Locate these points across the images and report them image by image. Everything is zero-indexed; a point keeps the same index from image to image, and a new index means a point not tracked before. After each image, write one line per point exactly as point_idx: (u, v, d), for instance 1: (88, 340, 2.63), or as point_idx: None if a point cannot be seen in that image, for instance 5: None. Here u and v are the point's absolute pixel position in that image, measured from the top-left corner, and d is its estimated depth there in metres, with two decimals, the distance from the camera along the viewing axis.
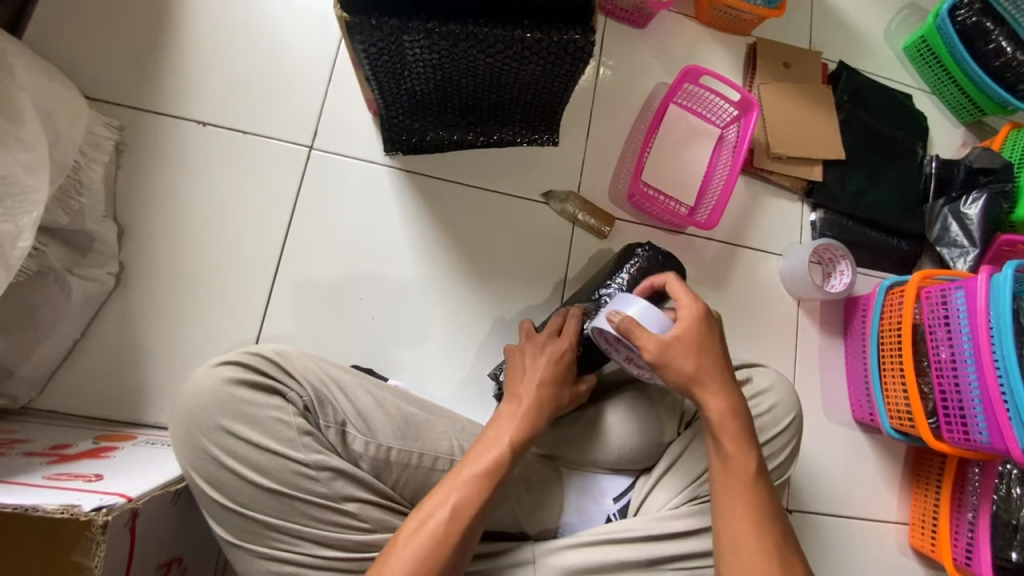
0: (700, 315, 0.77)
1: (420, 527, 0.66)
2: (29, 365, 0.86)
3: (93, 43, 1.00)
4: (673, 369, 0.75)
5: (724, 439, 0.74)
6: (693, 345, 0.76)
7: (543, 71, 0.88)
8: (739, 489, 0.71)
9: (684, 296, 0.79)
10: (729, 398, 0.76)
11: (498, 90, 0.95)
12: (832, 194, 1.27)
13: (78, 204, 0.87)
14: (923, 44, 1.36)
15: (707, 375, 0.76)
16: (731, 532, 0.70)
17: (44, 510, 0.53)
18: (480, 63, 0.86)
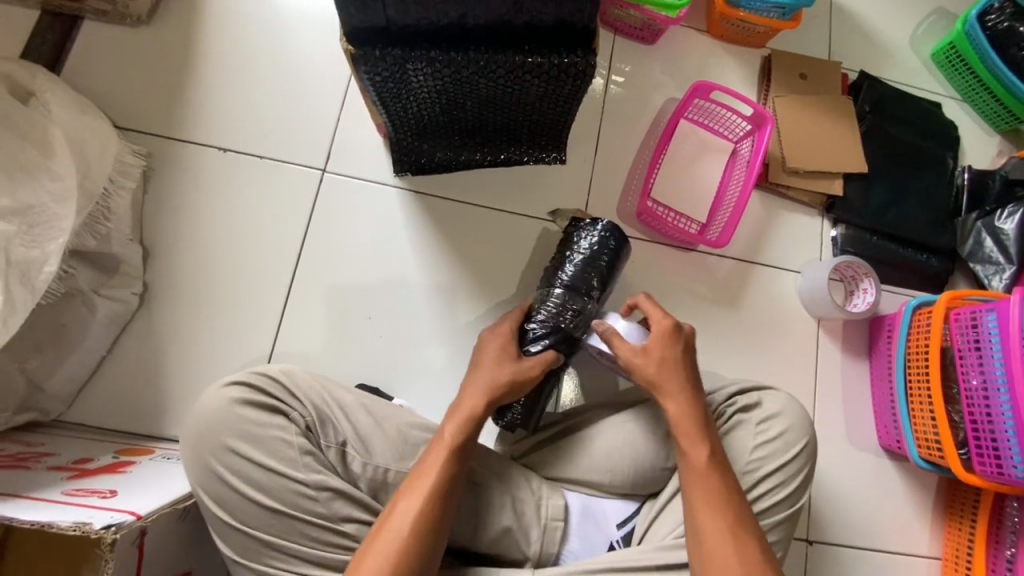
0: (669, 328, 0.85)
1: (380, 536, 0.66)
2: (58, 381, 0.91)
3: (125, 76, 1.07)
4: (639, 373, 0.83)
5: (684, 438, 0.78)
6: (659, 353, 0.83)
7: (546, 93, 0.89)
8: (705, 489, 0.74)
9: (655, 312, 0.87)
10: (687, 399, 0.81)
11: (502, 112, 0.96)
12: (853, 208, 1.22)
13: (105, 228, 0.92)
14: (952, 51, 1.30)
15: (668, 380, 0.82)
16: (700, 533, 0.72)
17: (58, 527, 0.56)
18: (482, 87, 0.87)
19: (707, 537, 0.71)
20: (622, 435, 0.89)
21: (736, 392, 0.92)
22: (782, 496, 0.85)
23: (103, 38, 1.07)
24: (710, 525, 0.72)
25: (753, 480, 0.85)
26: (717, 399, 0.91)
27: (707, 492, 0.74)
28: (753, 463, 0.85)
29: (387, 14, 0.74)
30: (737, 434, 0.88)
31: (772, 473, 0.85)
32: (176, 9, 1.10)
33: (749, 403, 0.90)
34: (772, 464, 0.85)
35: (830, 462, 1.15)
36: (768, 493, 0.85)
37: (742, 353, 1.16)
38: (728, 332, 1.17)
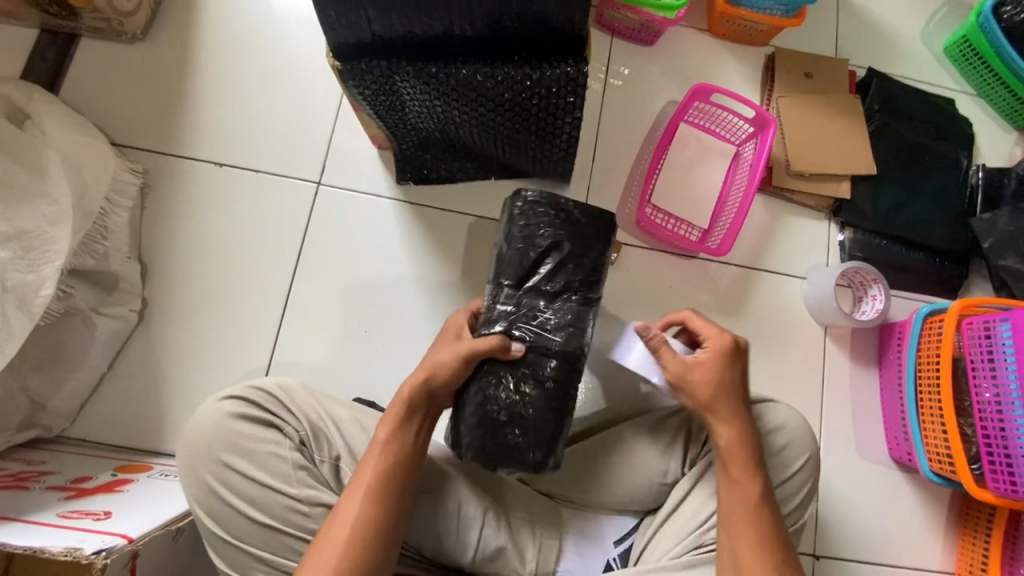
0: (728, 346, 0.80)
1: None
2: (60, 398, 0.93)
3: (123, 93, 1.08)
4: (689, 391, 0.79)
5: (733, 463, 0.75)
6: (715, 374, 0.78)
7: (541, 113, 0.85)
8: (746, 513, 0.72)
9: (711, 329, 0.81)
10: (740, 427, 0.77)
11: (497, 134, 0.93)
12: (861, 212, 1.18)
13: (103, 247, 0.93)
14: (966, 44, 1.25)
15: (720, 403, 0.77)
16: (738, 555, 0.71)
17: (49, 552, 0.58)
18: (473, 104, 0.84)
19: (740, 550, 0.71)
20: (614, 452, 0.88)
21: None
22: (783, 513, 0.83)
23: (100, 55, 1.08)
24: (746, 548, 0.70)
25: None
26: None
27: (746, 514, 0.72)
28: None
29: (372, 28, 0.72)
30: None
31: (772, 490, 0.83)
32: (171, 24, 1.10)
33: (749, 416, 0.87)
34: (773, 481, 0.83)
35: (838, 475, 1.11)
36: None
37: None
38: None
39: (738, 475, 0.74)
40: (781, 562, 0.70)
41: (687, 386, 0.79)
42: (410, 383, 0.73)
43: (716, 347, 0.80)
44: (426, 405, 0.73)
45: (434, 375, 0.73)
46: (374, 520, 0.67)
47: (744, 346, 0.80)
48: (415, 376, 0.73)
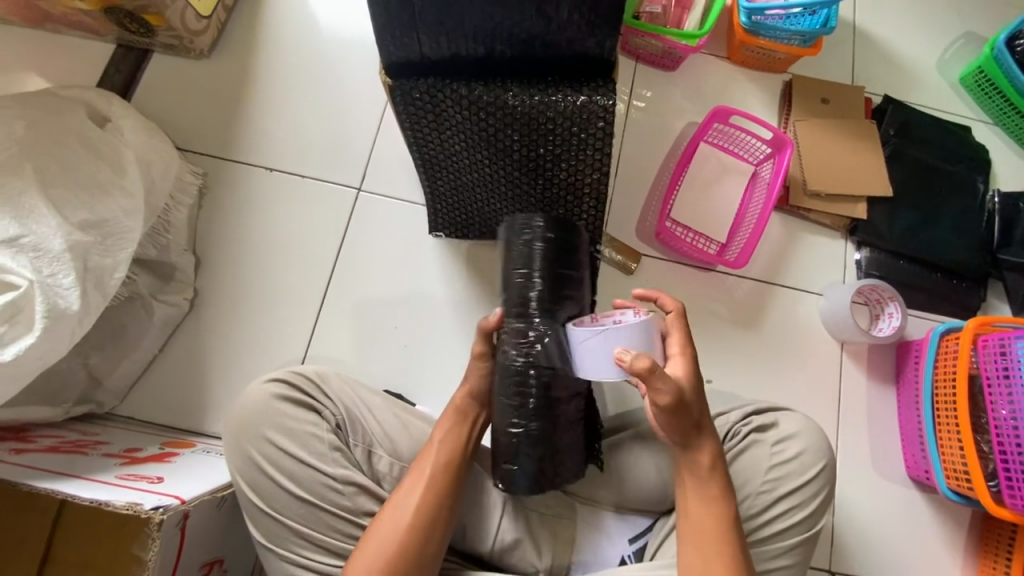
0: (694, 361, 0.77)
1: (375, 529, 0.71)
2: (115, 376, 1.00)
3: (188, 103, 1.18)
4: (682, 416, 0.73)
5: (710, 482, 0.75)
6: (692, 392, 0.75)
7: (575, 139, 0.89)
8: (721, 533, 0.72)
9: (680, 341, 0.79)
10: (713, 451, 0.75)
11: None
12: (877, 231, 1.21)
13: (165, 239, 1.02)
14: (980, 74, 1.29)
15: (703, 428, 0.76)
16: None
17: (113, 505, 0.63)
18: (511, 137, 0.87)
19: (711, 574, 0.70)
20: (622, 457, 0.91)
21: (753, 411, 0.92)
22: (797, 518, 0.84)
23: (170, 69, 1.20)
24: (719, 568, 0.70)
25: (767, 500, 0.84)
26: (731, 417, 0.91)
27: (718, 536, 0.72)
28: (767, 484, 0.85)
29: (422, 48, 0.79)
30: (750, 454, 0.88)
31: (787, 495, 0.85)
32: (234, 43, 1.22)
33: (764, 422, 0.90)
34: (788, 485, 0.85)
35: (855, 491, 1.11)
36: (784, 514, 0.84)
37: (763, 373, 1.16)
38: (747, 353, 1.17)
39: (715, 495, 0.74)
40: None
41: (682, 411, 0.73)
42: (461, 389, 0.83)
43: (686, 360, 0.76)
44: (475, 414, 0.82)
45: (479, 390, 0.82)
46: (443, 500, 0.73)
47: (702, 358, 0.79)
48: (466, 382, 0.83)
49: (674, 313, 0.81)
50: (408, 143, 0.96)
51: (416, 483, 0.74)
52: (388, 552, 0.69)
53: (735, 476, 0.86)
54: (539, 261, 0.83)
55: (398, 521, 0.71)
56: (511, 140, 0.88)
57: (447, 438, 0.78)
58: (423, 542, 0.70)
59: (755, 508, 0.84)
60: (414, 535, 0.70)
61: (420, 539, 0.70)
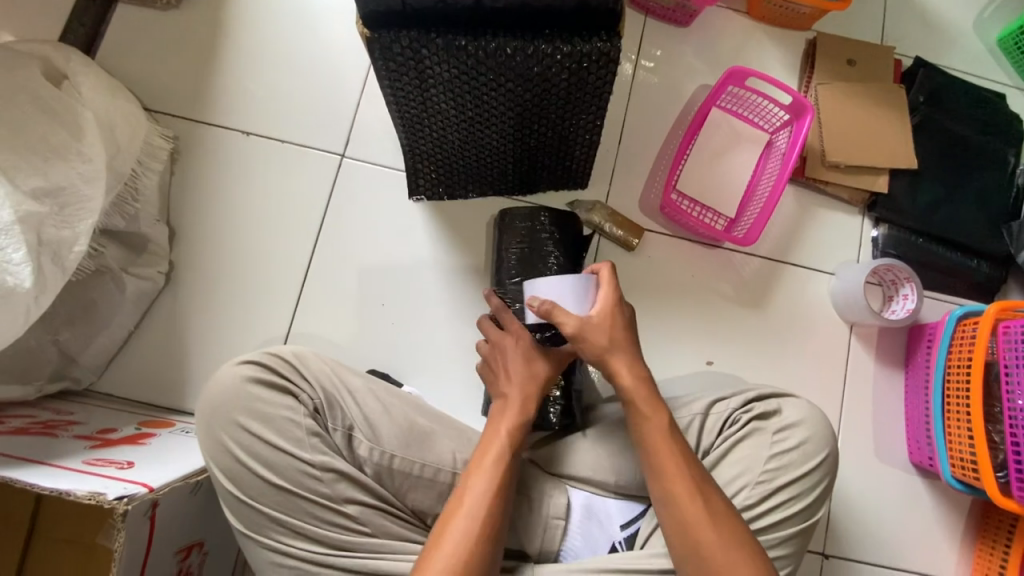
0: (614, 303, 0.78)
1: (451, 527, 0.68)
2: (89, 353, 0.96)
3: (155, 59, 1.09)
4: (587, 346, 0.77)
5: (638, 401, 0.77)
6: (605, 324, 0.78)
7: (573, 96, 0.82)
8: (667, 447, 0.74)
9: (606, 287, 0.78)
10: (637, 368, 0.78)
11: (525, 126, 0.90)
12: (897, 207, 1.13)
13: (134, 209, 0.95)
14: (1022, 35, 1.18)
15: (619, 349, 0.78)
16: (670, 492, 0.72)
17: (74, 495, 0.59)
18: (503, 90, 0.81)
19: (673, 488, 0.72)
20: (610, 446, 0.87)
21: (755, 397, 0.87)
22: (797, 509, 0.81)
23: (134, 21, 1.10)
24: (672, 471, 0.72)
25: (766, 490, 0.80)
26: (732, 404, 0.87)
27: (666, 446, 0.74)
28: (766, 474, 0.81)
29: None
30: (751, 442, 0.84)
31: (786, 486, 0.81)
32: None
33: (766, 409, 0.85)
34: (788, 475, 0.81)
35: (855, 477, 1.09)
36: (783, 505, 0.81)
37: (766, 356, 1.11)
38: (751, 335, 1.12)
39: (646, 413, 0.76)
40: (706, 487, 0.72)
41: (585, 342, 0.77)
42: (521, 390, 0.80)
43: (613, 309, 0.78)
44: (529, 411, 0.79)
45: (541, 386, 0.82)
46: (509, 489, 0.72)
47: (629, 306, 0.80)
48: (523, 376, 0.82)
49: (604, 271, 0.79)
50: (386, 101, 0.87)
51: (472, 504, 0.69)
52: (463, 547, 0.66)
53: (734, 464, 0.83)
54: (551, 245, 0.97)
55: (453, 545, 0.66)
56: (503, 94, 0.81)
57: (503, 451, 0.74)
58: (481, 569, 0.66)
59: (753, 498, 0.80)
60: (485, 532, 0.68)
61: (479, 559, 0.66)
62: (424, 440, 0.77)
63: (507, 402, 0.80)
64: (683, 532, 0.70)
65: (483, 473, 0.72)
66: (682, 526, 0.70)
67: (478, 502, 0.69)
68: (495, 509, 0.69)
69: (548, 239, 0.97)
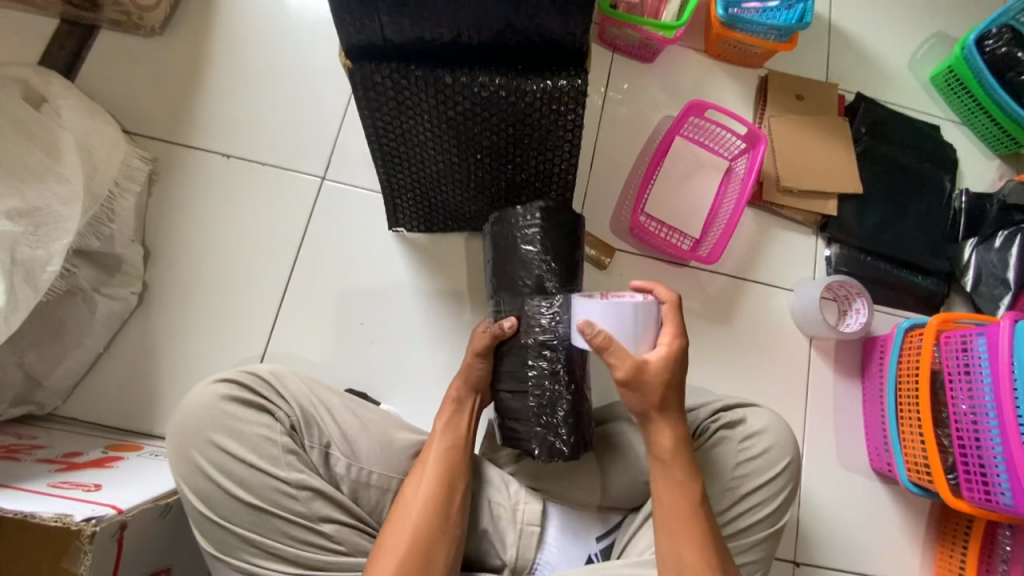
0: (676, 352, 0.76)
1: (396, 527, 0.72)
2: (55, 376, 0.94)
3: (137, 84, 1.11)
4: (639, 395, 0.74)
5: (668, 455, 0.75)
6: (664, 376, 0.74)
7: (543, 128, 0.86)
8: (684, 507, 0.73)
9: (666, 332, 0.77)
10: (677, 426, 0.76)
11: (497, 161, 0.93)
12: (847, 228, 1.22)
13: (109, 229, 0.95)
14: (951, 74, 1.31)
15: (670, 406, 0.75)
16: (678, 554, 0.71)
17: (39, 518, 0.58)
18: (477, 121, 0.85)
19: (680, 549, 0.71)
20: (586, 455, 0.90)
21: (721, 407, 0.92)
22: (765, 513, 0.85)
23: (119, 48, 1.12)
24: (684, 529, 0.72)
25: (734, 497, 0.85)
26: (701, 414, 0.91)
27: (683, 504, 0.73)
28: (734, 481, 0.85)
29: (383, 33, 0.75)
30: (719, 450, 0.87)
31: (752, 491, 0.85)
32: (189, 21, 1.14)
33: (732, 419, 0.89)
34: (753, 481, 0.85)
35: (820, 486, 1.13)
36: (752, 510, 0.85)
37: (734, 369, 1.16)
38: (720, 350, 1.17)
39: (671, 470, 0.75)
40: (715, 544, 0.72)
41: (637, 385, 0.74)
42: (456, 382, 0.85)
43: (668, 348, 0.75)
44: (473, 398, 0.85)
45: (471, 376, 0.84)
46: (449, 489, 0.75)
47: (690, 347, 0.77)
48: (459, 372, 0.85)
49: (669, 303, 0.79)
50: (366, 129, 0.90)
51: (426, 488, 0.74)
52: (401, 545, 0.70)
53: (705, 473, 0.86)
54: (548, 245, 0.83)
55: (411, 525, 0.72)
56: (478, 125, 0.86)
57: (443, 449, 0.78)
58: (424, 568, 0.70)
59: (723, 504, 0.84)
60: (424, 532, 0.71)
61: (422, 558, 0.70)
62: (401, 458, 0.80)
63: (446, 401, 0.84)
64: None
65: (424, 472, 0.76)
66: None
67: (421, 501, 0.74)
68: (437, 504, 0.74)
69: (546, 234, 0.83)
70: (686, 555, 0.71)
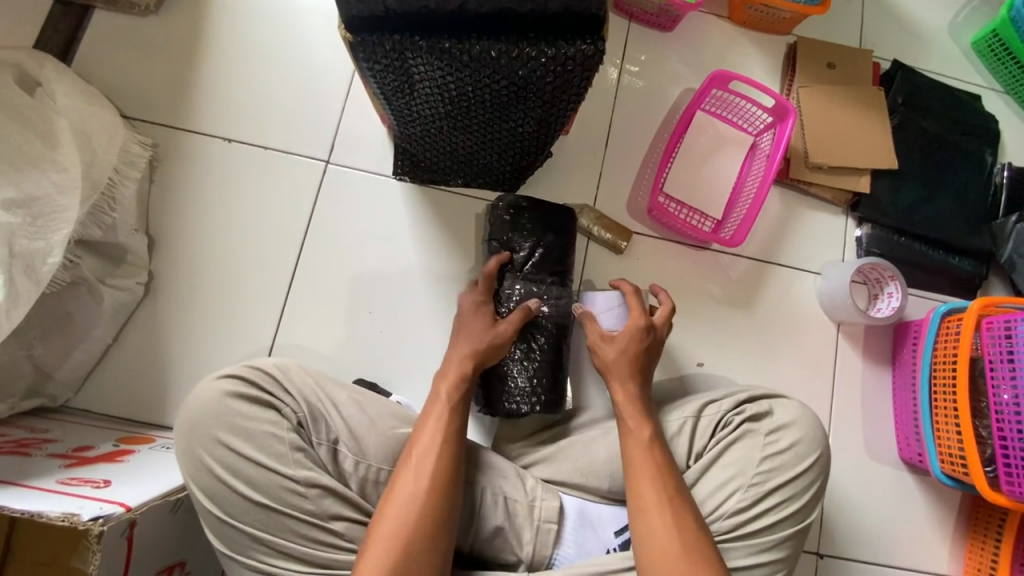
0: (640, 327, 0.87)
1: (399, 486, 0.71)
2: (65, 368, 0.93)
3: (132, 66, 1.07)
4: (600, 355, 0.87)
5: (626, 414, 0.81)
6: (626, 349, 0.86)
7: (556, 97, 0.82)
8: (646, 460, 0.77)
9: (635, 309, 0.89)
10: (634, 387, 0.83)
11: (506, 128, 0.89)
12: (880, 206, 1.15)
13: (111, 219, 0.92)
14: (994, 38, 1.21)
15: (622, 369, 0.85)
16: (642, 508, 0.73)
17: (47, 517, 0.57)
18: (486, 93, 0.80)
19: (641, 499, 0.74)
20: (601, 449, 0.87)
21: (746, 399, 0.89)
22: (788, 512, 0.82)
23: (111, 27, 1.07)
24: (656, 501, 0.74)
25: (758, 493, 0.81)
26: (724, 406, 0.88)
27: (647, 457, 0.77)
28: (759, 476, 0.82)
29: (386, 1, 0.70)
30: (745, 443, 0.85)
31: (779, 487, 0.82)
32: None
33: (759, 411, 0.87)
34: (780, 477, 0.82)
35: (845, 476, 1.09)
36: (773, 509, 0.82)
37: (756, 355, 1.12)
38: (742, 336, 1.12)
39: (628, 425, 0.80)
40: (677, 498, 0.74)
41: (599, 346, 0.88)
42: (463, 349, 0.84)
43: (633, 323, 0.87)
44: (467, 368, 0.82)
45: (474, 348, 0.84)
46: (455, 451, 0.74)
47: (657, 329, 0.88)
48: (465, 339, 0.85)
49: (632, 291, 0.91)
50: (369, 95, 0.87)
51: (427, 452, 0.73)
52: (404, 501, 0.70)
53: (727, 467, 0.84)
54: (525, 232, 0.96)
55: (399, 505, 0.69)
56: (487, 96, 0.81)
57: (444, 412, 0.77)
58: (432, 528, 0.69)
59: (749, 500, 0.81)
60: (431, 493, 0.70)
61: (427, 516, 0.69)
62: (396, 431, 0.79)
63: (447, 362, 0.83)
64: (653, 549, 0.71)
65: (429, 432, 0.75)
66: (648, 535, 0.72)
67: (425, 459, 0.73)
68: (443, 464, 0.73)
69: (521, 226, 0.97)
70: (648, 499, 0.74)
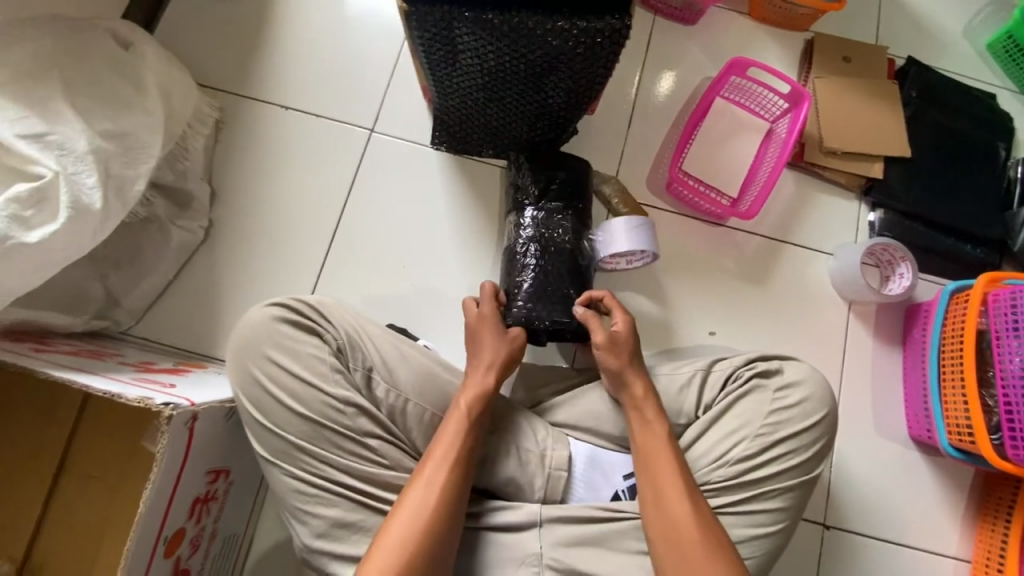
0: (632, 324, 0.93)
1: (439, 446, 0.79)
2: (132, 297, 1.03)
3: (205, 40, 1.19)
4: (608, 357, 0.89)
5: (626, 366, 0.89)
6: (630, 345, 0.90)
7: (584, 68, 0.89)
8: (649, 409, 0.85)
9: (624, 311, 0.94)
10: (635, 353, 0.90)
11: (537, 98, 0.97)
12: (893, 192, 1.20)
13: (183, 166, 1.03)
14: (1009, 40, 1.26)
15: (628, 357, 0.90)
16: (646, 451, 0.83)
17: (125, 398, 0.65)
18: (522, 64, 0.89)
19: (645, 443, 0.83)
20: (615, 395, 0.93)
21: (758, 357, 0.93)
22: (793, 463, 0.86)
23: (189, 5, 1.20)
24: (676, 519, 0.76)
25: (765, 443, 0.86)
26: (736, 362, 0.92)
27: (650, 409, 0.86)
28: (766, 427, 0.87)
29: None
30: (752, 398, 0.89)
31: (786, 439, 0.86)
32: None
33: (770, 369, 0.90)
34: (787, 429, 0.87)
35: (854, 449, 1.12)
36: (778, 458, 0.86)
37: (768, 328, 1.16)
38: (755, 309, 1.17)
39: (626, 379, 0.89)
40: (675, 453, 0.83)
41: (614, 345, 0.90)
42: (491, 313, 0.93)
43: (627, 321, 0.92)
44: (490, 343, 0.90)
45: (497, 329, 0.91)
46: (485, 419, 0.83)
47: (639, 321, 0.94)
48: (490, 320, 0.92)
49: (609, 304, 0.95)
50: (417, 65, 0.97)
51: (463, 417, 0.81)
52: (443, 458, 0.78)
53: (734, 419, 0.88)
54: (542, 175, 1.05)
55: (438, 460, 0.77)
56: (522, 66, 0.89)
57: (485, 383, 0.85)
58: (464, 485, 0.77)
59: (756, 448, 0.86)
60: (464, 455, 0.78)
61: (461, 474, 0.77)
62: (424, 373, 0.85)
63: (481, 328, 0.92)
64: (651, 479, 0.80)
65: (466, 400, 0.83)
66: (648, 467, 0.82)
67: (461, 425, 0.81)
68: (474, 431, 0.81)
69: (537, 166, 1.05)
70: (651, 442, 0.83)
